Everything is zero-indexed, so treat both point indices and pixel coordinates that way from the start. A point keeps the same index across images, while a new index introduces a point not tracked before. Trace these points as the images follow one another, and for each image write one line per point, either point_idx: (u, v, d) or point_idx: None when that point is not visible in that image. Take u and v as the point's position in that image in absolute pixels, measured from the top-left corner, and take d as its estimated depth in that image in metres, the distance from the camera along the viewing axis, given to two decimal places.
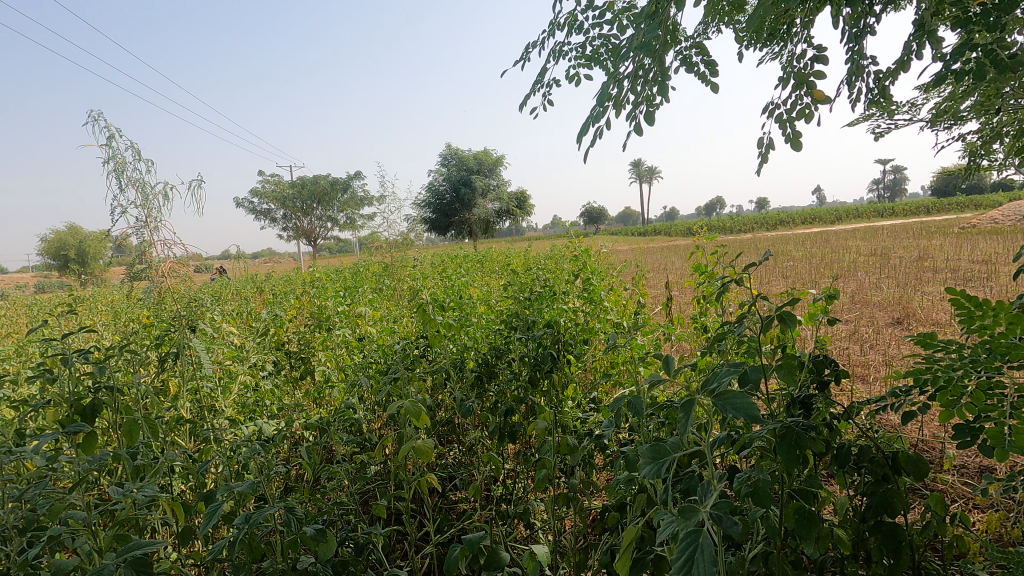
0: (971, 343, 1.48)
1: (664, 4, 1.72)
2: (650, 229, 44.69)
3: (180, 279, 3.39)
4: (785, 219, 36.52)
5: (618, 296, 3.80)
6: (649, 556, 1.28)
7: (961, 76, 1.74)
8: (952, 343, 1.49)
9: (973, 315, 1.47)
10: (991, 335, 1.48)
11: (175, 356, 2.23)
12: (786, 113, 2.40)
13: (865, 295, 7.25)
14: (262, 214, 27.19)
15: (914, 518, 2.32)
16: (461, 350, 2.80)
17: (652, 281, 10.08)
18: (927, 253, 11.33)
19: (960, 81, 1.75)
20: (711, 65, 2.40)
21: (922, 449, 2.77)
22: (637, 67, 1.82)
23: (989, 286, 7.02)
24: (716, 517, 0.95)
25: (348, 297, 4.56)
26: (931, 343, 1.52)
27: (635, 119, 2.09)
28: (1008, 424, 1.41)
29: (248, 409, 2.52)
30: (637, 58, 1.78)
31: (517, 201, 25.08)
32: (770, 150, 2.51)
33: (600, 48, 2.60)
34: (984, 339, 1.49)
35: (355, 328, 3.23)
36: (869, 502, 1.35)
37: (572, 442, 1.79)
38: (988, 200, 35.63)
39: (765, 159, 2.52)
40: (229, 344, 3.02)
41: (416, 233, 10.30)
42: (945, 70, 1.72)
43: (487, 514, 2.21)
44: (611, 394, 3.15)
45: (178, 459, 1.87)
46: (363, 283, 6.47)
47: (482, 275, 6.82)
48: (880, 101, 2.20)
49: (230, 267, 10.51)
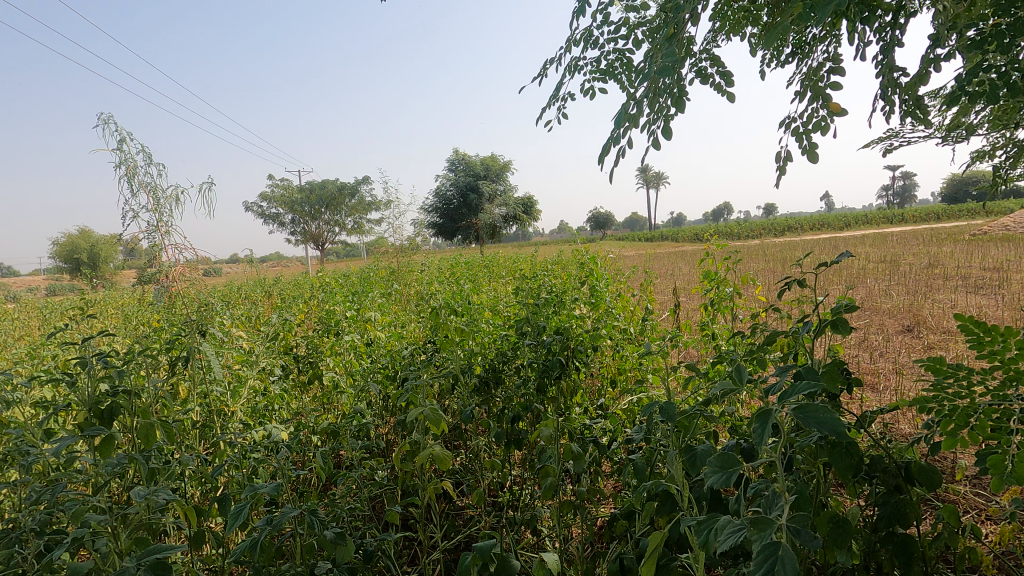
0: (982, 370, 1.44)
1: (682, 23, 1.69)
2: (657, 235, 44.57)
3: (191, 283, 3.43)
4: (793, 225, 36.38)
5: (626, 302, 3.80)
6: (673, 562, 1.27)
7: (982, 94, 1.71)
8: (962, 368, 1.44)
9: (982, 342, 1.42)
10: (1001, 361, 1.44)
11: (187, 361, 2.23)
12: (802, 126, 2.39)
13: (875, 301, 7.19)
14: (270, 218, 27.36)
15: (925, 529, 2.31)
16: (469, 355, 2.81)
17: (659, 287, 10.03)
18: (938, 260, 11.20)
19: (975, 100, 1.72)
20: (726, 77, 2.40)
21: (934, 459, 2.74)
22: (656, 85, 1.81)
23: (1001, 294, 6.96)
24: (793, 530, 0.95)
25: (357, 302, 4.58)
26: (940, 369, 1.48)
27: (652, 134, 2.05)
28: (1007, 454, 1.39)
29: (258, 414, 2.54)
30: (655, 77, 1.75)
31: (524, 207, 25.01)
32: (788, 163, 2.50)
33: (615, 61, 2.61)
34: (992, 364, 1.45)
35: (363, 333, 3.25)
36: (881, 513, 1.34)
37: (580, 449, 1.80)
38: (998, 207, 35.30)
39: (782, 172, 2.51)
40: (239, 348, 3.05)
41: (424, 237, 10.33)
42: (960, 89, 1.70)
43: (494, 521, 2.21)
44: (618, 402, 3.14)
45: (190, 463, 1.88)
46: (372, 288, 6.48)
47: (490, 280, 6.82)
48: (915, 112, 2.15)
49: (239, 272, 10.56)
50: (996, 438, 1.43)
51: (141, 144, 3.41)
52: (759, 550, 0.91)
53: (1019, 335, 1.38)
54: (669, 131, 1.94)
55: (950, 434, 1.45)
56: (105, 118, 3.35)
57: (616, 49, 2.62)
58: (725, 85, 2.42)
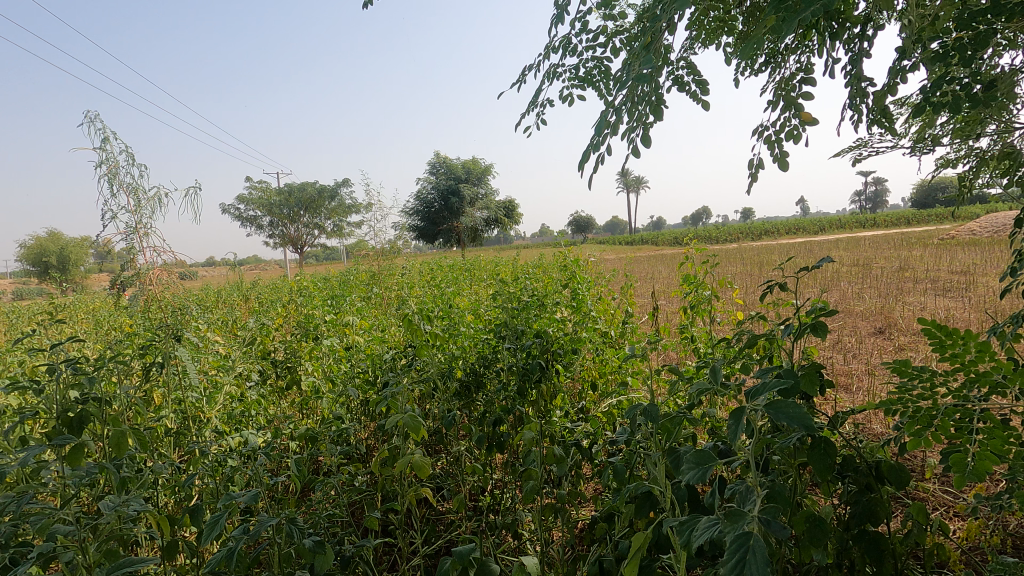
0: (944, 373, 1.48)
1: (658, 32, 1.70)
2: (637, 238, 44.99)
3: (166, 286, 3.36)
4: (769, 229, 37.04)
5: (606, 305, 3.83)
6: (653, 564, 1.28)
7: (945, 106, 1.74)
8: (925, 371, 1.48)
9: (944, 345, 1.46)
10: (962, 363, 1.48)
11: (161, 367, 2.18)
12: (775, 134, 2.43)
13: (848, 304, 7.36)
14: (248, 221, 26.92)
15: (895, 527, 2.37)
16: (449, 359, 2.80)
17: (639, 291, 10.12)
18: (908, 264, 11.51)
19: (939, 112, 1.76)
20: (702, 85, 2.43)
21: (905, 458, 2.81)
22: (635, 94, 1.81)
23: (967, 297, 7.19)
24: (763, 522, 0.98)
25: (336, 305, 4.53)
26: (906, 371, 1.52)
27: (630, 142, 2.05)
28: (971, 454, 1.43)
29: (234, 420, 2.49)
30: (632, 85, 1.76)
31: (505, 211, 25.04)
32: (760, 170, 2.54)
33: (593, 69, 2.63)
34: (954, 366, 1.50)
35: (342, 337, 3.22)
36: (853, 511, 1.37)
37: (561, 453, 1.80)
38: (965, 212, 36.42)
39: (755, 180, 2.54)
40: (215, 353, 2.99)
41: (405, 240, 10.27)
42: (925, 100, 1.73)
43: (475, 525, 2.20)
44: (598, 405, 3.16)
45: (163, 471, 1.84)
46: (351, 292, 6.42)
47: (471, 284, 6.81)
48: (882, 122, 2.20)
49: (215, 275, 10.36)
50: (959, 439, 1.48)
51: (124, 144, 3.33)
52: (730, 543, 0.94)
53: (979, 339, 1.42)
54: (647, 139, 1.94)
55: (916, 435, 1.48)
56: (88, 117, 3.27)
57: (594, 56, 2.64)
58: (700, 93, 2.45)
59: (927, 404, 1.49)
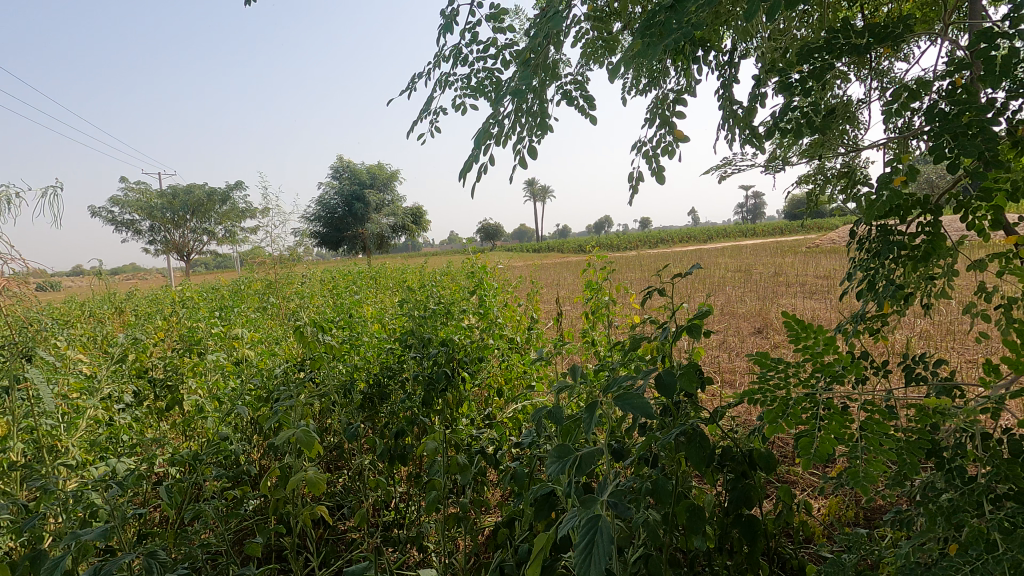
0: (799, 363, 1.64)
1: (538, 49, 1.77)
2: (543, 246, 46.15)
3: (18, 299, 2.95)
4: (665, 238, 39.56)
5: (513, 312, 3.89)
6: (554, 565, 1.32)
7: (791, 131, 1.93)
8: (785, 362, 1.64)
9: (799, 337, 1.61)
10: (811, 354, 1.63)
11: (6, 392, 1.91)
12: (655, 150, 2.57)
13: (732, 307, 8.04)
14: (124, 225, 24.36)
15: (771, 509, 2.61)
16: (351, 371, 2.70)
17: (546, 297, 10.39)
18: (782, 270, 12.78)
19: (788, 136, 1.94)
20: (589, 101, 2.53)
21: (779, 446, 3.11)
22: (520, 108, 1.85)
23: (829, 299, 8.13)
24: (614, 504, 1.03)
25: (227, 317, 4.22)
26: (767, 363, 1.65)
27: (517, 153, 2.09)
28: (815, 437, 1.51)
29: (101, 447, 2.24)
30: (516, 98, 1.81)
31: (413, 217, 24.68)
32: (641, 184, 2.67)
33: (484, 80, 2.66)
34: (806, 357, 1.65)
35: (233, 351, 3.00)
36: (732, 497, 1.49)
37: (465, 461, 1.80)
38: (827, 224, 41.11)
39: (637, 192, 2.67)
40: (78, 373, 2.67)
41: (305, 247, 9.80)
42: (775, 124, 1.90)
43: (376, 541, 2.13)
44: (505, 411, 3.20)
45: (7, 511, 1.61)
46: (245, 302, 6.00)
47: (377, 292, 6.64)
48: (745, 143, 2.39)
49: (82, 285, 9.25)
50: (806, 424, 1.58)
51: None
52: (582, 525, 0.98)
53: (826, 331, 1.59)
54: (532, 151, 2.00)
55: (775, 422, 1.62)
56: None
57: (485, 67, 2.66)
58: (586, 108, 2.54)
59: (784, 393, 1.63)
